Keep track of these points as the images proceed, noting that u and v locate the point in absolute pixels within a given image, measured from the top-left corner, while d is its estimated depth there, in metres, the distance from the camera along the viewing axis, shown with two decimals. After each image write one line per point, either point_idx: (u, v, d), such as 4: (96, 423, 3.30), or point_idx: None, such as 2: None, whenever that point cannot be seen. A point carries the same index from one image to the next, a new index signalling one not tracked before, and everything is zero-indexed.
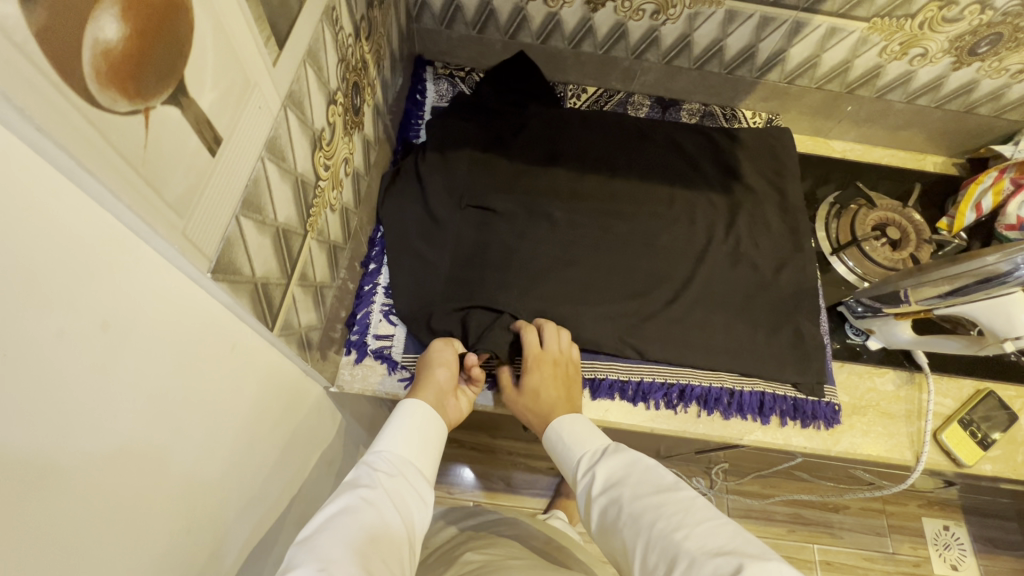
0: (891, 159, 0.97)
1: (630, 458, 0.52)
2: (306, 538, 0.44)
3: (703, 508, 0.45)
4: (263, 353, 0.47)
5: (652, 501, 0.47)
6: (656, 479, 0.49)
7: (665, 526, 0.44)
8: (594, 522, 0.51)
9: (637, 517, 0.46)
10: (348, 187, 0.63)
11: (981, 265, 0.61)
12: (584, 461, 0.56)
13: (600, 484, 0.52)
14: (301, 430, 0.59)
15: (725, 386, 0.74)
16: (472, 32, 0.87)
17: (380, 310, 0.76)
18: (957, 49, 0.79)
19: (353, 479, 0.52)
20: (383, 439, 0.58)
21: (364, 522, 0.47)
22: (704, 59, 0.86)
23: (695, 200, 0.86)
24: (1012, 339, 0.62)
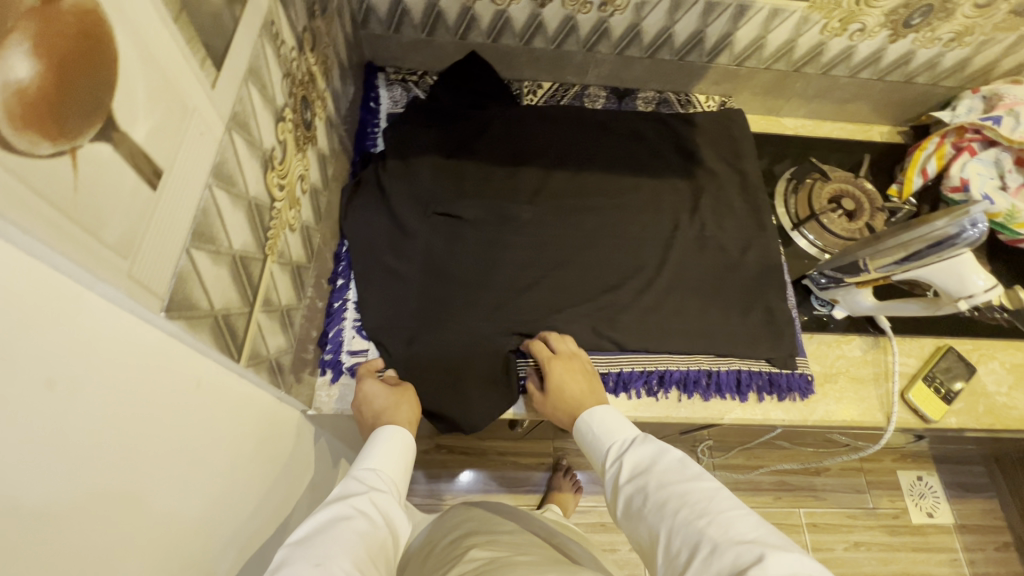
0: (839, 132, 1.01)
1: (656, 446, 0.53)
2: (297, 542, 0.44)
3: (725, 499, 0.46)
4: (231, 385, 0.45)
5: (677, 488, 0.47)
6: (682, 469, 0.49)
7: (688, 513, 0.45)
8: (619, 509, 0.52)
9: (662, 505, 0.47)
10: (307, 205, 0.61)
11: (930, 229, 0.63)
12: (611, 450, 0.56)
13: (626, 472, 0.52)
14: (282, 457, 0.57)
15: (702, 368, 0.75)
16: (421, 35, 0.85)
17: (352, 327, 0.72)
18: (893, 22, 0.81)
19: (341, 491, 0.52)
20: (364, 455, 0.57)
21: (356, 528, 0.47)
22: (655, 47, 0.86)
23: (658, 187, 0.87)
24: (966, 298, 0.65)
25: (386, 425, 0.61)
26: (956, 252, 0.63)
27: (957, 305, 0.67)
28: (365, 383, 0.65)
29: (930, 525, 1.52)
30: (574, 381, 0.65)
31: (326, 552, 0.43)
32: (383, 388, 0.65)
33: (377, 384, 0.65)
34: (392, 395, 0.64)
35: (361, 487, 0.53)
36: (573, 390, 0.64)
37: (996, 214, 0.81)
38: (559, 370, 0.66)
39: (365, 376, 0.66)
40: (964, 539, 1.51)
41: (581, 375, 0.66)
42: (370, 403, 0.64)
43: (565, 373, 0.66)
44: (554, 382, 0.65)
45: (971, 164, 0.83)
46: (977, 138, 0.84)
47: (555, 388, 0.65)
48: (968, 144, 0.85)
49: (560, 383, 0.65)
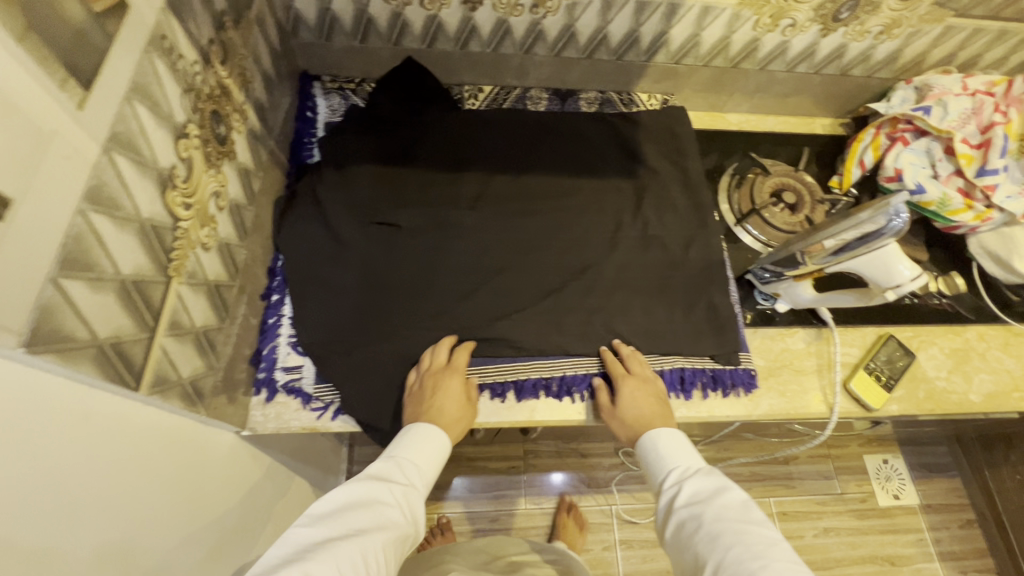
0: (782, 126, 1.02)
1: (716, 483, 0.60)
2: (335, 503, 0.56)
3: (773, 550, 0.53)
4: (131, 414, 0.44)
5: (735, 526, 0.55)
6: (741, 510, 0.57)
7: (739, 552, 0.52)
8: (668, 529, 0.60)
9: (715, 537, 0.55)
10: (226, 222, 0.59)
11: (856, 222, 0.64)
12: (669, 474, 0.64)
13: (685, 497, 0.60)
14: (202, 484, 0.56)
15: (646, 367, 0.76)
16: (354, 42, 0.83)
17: (287, 343, 0.71)
18: (822, 17, 0.82)
19: (384, 474, 0.62)
20: (407, 444, 0.65)
21: (387, 514, 0.58)
22: (592, 48, 0.86)
23: (601, 188, 0.87)
24: (893, 288, 0.66)
25: (432, 425, 0.67)
26: (879, 242, 0.64)
27: (886, 295, 0.68)
28: (455, 379, 0.68)
29: (897, 506, 1.55)
30: (644, 401, 0.71)
31: (350, 524, 0.54)
32: (461, 394, 0.69)
33: (461, 386, 0.69)
34: (458, 404, 0.69)
35: (398, 477, 0.62)
36: (642, 408, 0.71)
37: (930, 203, 0.83)
38: (635, 391, 0.71)
39: (457, 371, 0.69)
40: (929, 519, 1.54)
41: (652, 398, 0.72)
42: (446, 401, 0.67)
43: (640, 393, 0.71)
44: (627, 395, 0.71)
45: (905, 155, 0.84)
46: (909, 129, 0.85)
47: (631, 403, 0.71)
48: (902, 134, 0.86)
49: (633, 399, 0.71)
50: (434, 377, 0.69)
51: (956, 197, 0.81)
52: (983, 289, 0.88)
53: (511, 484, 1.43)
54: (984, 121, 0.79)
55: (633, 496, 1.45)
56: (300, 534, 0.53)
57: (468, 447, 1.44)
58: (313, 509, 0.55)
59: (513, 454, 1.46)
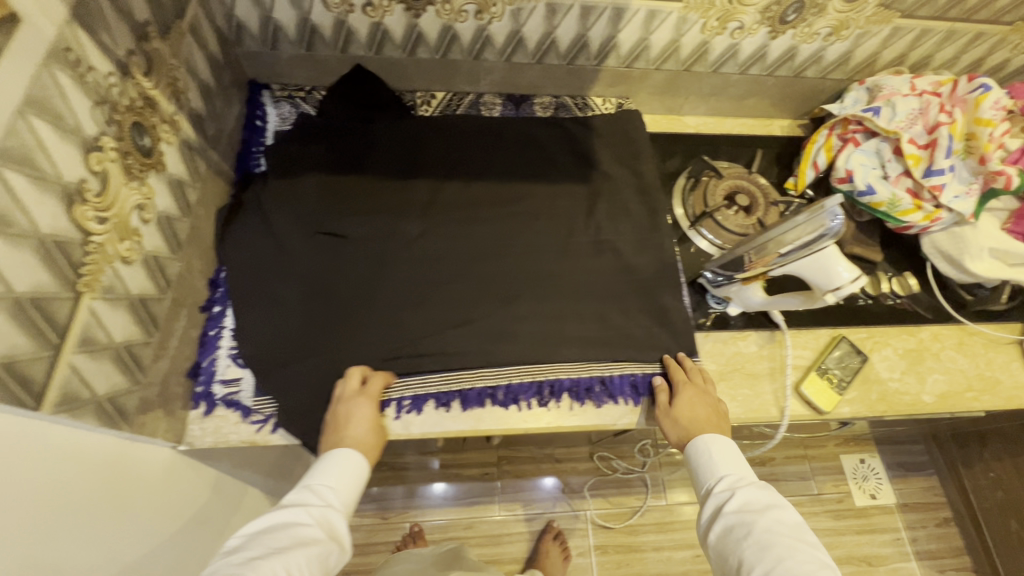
0: (740, 128, 1.02)
1: (767, 497, 0.61)
2: (245, 537, 0.54)
3: (823, 570, 0.54)
4: (34, 435, 0.43)
5: (788, 540, 0.55)
6: (793, 528, 0.57)
7: (793, 565, 0.53)
8: (713, 531, 0.60)
9: (765, 545, 0.55)
10: (153, 235, 0.58)
11: (794, 225, 0.64)
12: (719, 480, 0.64)
13: (735, 503, 0.60)
14: (129, 501, 0.55)
15: (595, 375, 0.75)
16: (300, 51, 0.82)
17: (227, 355, 0.70)
18: (769, 19, 0.82)
19: (294, 500, 0.60)
20: (320, 468, 0.63)
21: (297, 535, 0.55)
22: (541, 53, 0.86)
23: (553, 193, 0.87)
24: (833, 291, 0.66)
25: (349, 449, 0.65)
26: (822, 245, 0.63)
27: (824, 299, 0.68)
28: (365, 405, 0.66)
29: (873, 506, 1.55)
30: (701, 409, 0.70)
31: (263, 549, 0.52)
32: (375, 418, 0.67)
33: (373, 411, 0.66)
34: (374, 429, 0.67)
35: (314, 499, 0.60)
36: (699, 415, 0.70)
37: (880, 204, 0.82)
38: (693, 397, 0.71)
39: (368, 397, 0.67)
40: (906, 518, 1.54)
41: (710, 409, 0.71)
42: (359, 428, 0.65)
43: (698, 402, 0.71)
44: (686, 398, 0.71)
45: (855, 156, 0.84)
46: (860, 130, 0.86)
47: (688, 407, 0.70)
48: (852, 136, 0.86)
49: (690, 405, 0.70)
50: (343, 405, 0.66)
51: (905, 198, 0.81)
52: (936, 289, 0.88)
53: (484, 491, 1.42)
54: (930, 121, 0.79)
55: (608, 501, 1.45)
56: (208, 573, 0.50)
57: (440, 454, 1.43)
58: (221, 550, 0.53)
59: (487, 461, 1.46)
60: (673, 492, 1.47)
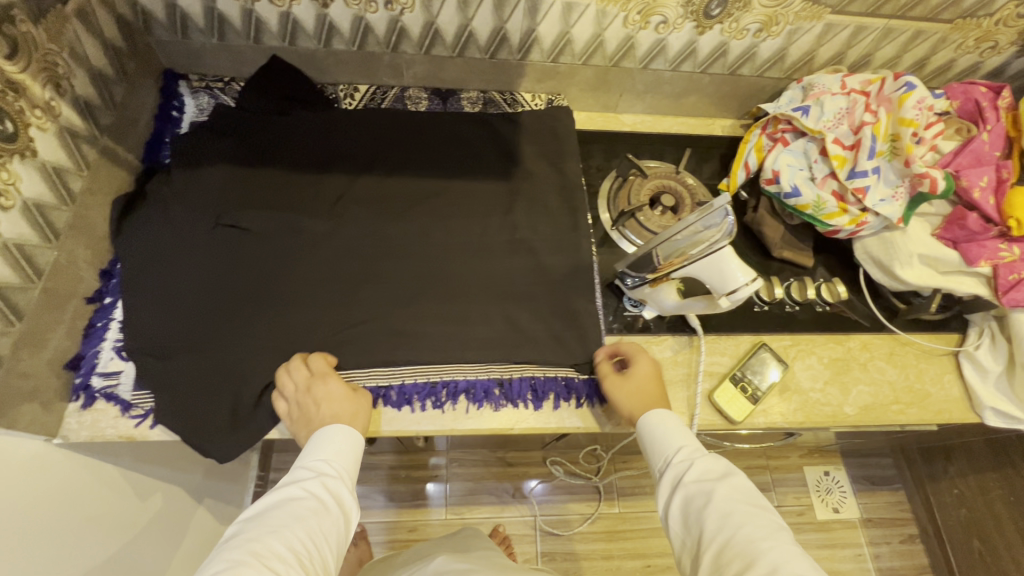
0: (679, 127, 0.99)
1: (722, 463, 0.59)
2: (245, 525, 0.54)
3: (778, 533, 0.53)
4: None
5: (745, 509, 0.55)
6: (748, 494, 0.57)
7: (750, 532, 0.52)
8: (673, 503, 0.58)
9: (724, 513, 0.54)
10: (16, 221, 0.58)
11: (686, 225, 0.61)
12: (676, 451, 0.61)
13: (692, 474, 0.58)
14: None
15: (493, 377, 0.73)
16: (212, 40, 0.81)
17: (112, 347, 0.68)
18: (693, 13, 0.79)
19: (294, 478, 0.59)
20: (313, 445, 0.62)
21: (301, 514, 0.55)
22: (461, 45, 0.84)
23: (472, 189, 0.84)
24: (728, 294, 0.64)
25: (334, 426, 0.64)
26: (717, 246, 0.62)
27: (722, 303, 0.66)
28: (331, 382, 0.66)
29: (836, 520, 1.50)
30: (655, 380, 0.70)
31: (262, 532, 0.52)
32: (347, 392, 0.67)
33: (342, 385, 0.67)
34: (345, 399, 0.66)
35: (307, 473, 0.60)
36: (654, 386, 0.69)
37: (806, 206, 0.79)
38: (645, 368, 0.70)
39: (326, 372, 0.66)
40: (870, 533, 1.49)
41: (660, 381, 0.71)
42: (335, 404, 0.65)
43: (649, 372, 0.70)
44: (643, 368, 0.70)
45: (783, 156, 0.80)
46: (789, 129, 0.83)
47: (643, 378, 0.69)
48: (782, 135, 0.83)
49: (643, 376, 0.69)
50: (308, 394, 0.65)
51: (831, 200, 0.78)
52: (869, 295, 0.85)
53: (433, 494, 1.40)
54: (856, 121, 0.77)
55: (560, 507, 1.41)
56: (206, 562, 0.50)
57: (389, 455, 1.41)
58: (219, 539, 0.53)
59: (437, 463, 1.43)
60: (626, 499, 1.43)
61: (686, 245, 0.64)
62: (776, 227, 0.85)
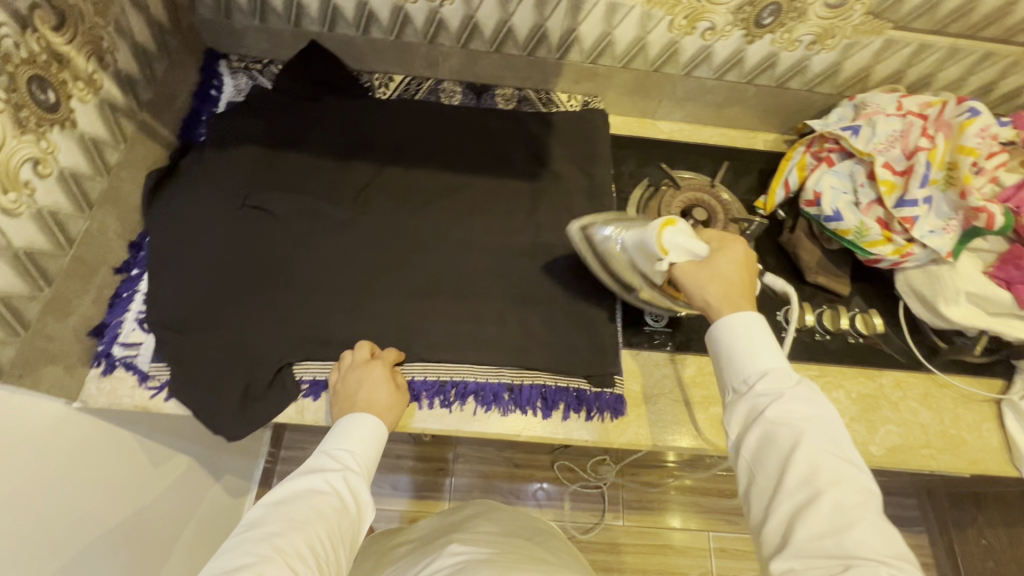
0: (718, 138, 0.95)
1: (816, 406, 0.53)
2: (267, 512, 0.54)
3: (864, 497, 0.48)
4: None
5: (835, 463, 0.49)
6: (838, 445, 0.51)
7: (841, 494, 0.47)
8: (750, 436, 0.53)
9: (811, 466, 0.49)
10: (52, 189, 0.59)
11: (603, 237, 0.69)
12: (762, 375, 0.55)
13: (775, 411, 0.52)
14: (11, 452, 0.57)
15: (504, 381, 0.71)
16: (254, 22, 0.82)
17: (135, 318, 0.70)
18: (743, 21, 0.76)
19: (317, 466, 0.60)
20: (337, 433, 0.63)
21: (321, 505, 0.56)
22: (499, 41, 0.83)
23: (499, 188, 0.83)
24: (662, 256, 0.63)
25: (367, 415, 0.64)
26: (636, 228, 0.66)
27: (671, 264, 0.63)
28: (376, 368, 0.66)
29: None
30: (738, 269, 0.61)
31: (285, 525, 0.52)
32: (388, 380, 0.66)
33: (388, 376, 0.67)
34: (389, 392, 0.66)
35: (332, 465, 0.60)
36: (735, 276, 0.61)
37: (847, 231, 0.75)
38: (729, 250, 0.63)
39: (381, 361, 0.67)
40: None
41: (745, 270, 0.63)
42: (374, 390, 0.65)
43: (733, 255, 0.62)
44: (736, 268, 0.61)
45: (826, 177, 0.76)
46: (836, 149, 0.78)
47: (723, 262, 0.61)
48: (827, 154, 0.79)
49: (726, 261, 0.62)
50: (354, 372, 0.66)
51: (875, 228, 0.73)
52: (907, 331, 0.80)
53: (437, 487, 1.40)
54: (910, 145, 0.72)
55: (563, 513, 1.40)
56: (226, 548, 0.51)
57: (397, 445, 1.42)
58: (242, 524, 0.53)
59: (444, 457, 1.43)
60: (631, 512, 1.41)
61: (625, 261, 0.68)
62: (813, 250, 0.81)
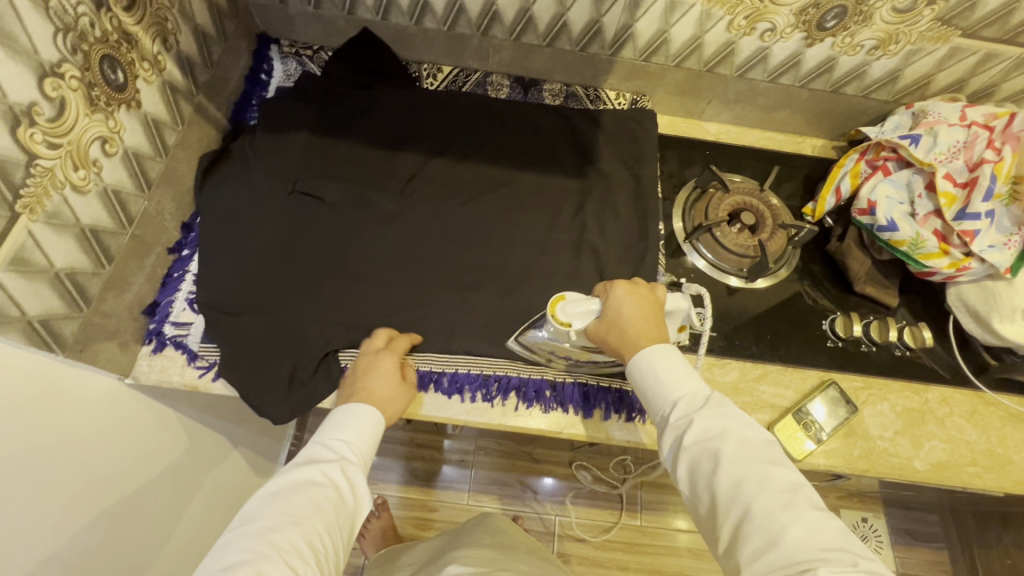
0: (766, 142, 0.94)
1: (727, 418, 0.53)
2: (260, 506, 0.53)
3: (794, 497, 0.48)
4: None
5: (757, 469, 0.50)
6: (762, 452, 0.52)
7: (770, 502, 0.47)
8: (680, 465, 0.53)
9: (737, 482, 0.49)
10: (116, 168, 0.60)
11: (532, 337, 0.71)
12: (674, 405, 0.56)
13: (693, 434, 0.53)
14: (69, 423, 0.58)
15: (546, 378, 0.72)
16: (308, 8, 0.82)
17: (185, 298, 0.71)
18: (805, 23, 0.74)
19: (310, 457, 0.59)
20: (333, 423, 0.63)
21: (318, 495, 0.55)
22: (552, 35, 0.82)
23: (544, 184, 0.83)
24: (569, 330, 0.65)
25: (367, 405, 0.64)
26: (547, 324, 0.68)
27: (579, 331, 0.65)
28: (387, 359, 0.66)
29: None
30: (634, 309, 0.62)
31: (281, 519, 0.52)
32: (396, 378, 0.66)
33: (396, 368, 0.66)
34: (393, 385, 0.66)
35: (329, 456, 0.60)
36: (629, 321, 0.61)
37: (901, 242, 0.73)
38: (622, 294, 0.63)
39: (392, 352, 0.67)
40: None
41: (644, 309, 0.63)
42: (376, 382, 0.65)
43: (625, 299, 0.63)
44: (631, 310, 0.62)
45: (881, 187, 0.75)
46: (893, 158, 0.77)
47: (618, 308, 0.62)
48: (883, 163, 0.77)
49: (617, 308, 0.63)
50: (364, 360, 0.67)
51: (931, 240, 0.72)
52: (956, 346, 0.79)
53: (457, 477, 1.41)
54: (974, 157, 0.70)
55: (581, 511, 1.39)
56: (220, 546, 0.50)
57: (419, 434, 1.43)
58: (235, 519, 0.52)
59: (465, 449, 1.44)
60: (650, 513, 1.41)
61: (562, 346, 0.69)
62: (863, 260, 0.80)
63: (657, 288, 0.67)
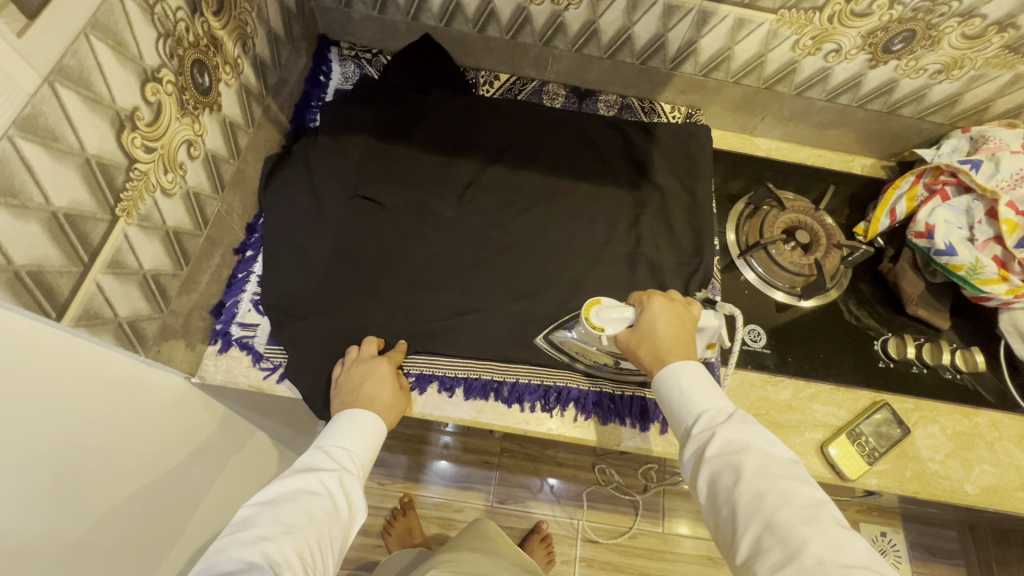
0: (817, 159, 0.94)
1: (751, 433, 0.53)
2: (254, 513, 0.53)
3: (818, 512, 0.47)
4: (65, 345, 0.46)
5: (779, 483, 0.49)
6: (788, 467, 0.51)
7: (791, 516, 0.46)
8: (703, 479, 0.53)
9: (761, 496, 0.48)
10: (198, 171, 0.61)
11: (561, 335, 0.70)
12: (697, 417, 0.56)
13: (714, 447, 0.53)
14: (148, 422, 0.59)
15: (604, 391, 0.72)
16: (372, 12, 0.83)
17: (249, 300, 0.72)
18: (871, 46, 0.75)
19: (309, 465, 0.59)
20: (332, 431, 0.63)
21: (314, 505, 0.55)
22: (615, 48, 0.83)
23: (600, 195, 0.83)
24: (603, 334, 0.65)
25: (366, 411, 0.64)
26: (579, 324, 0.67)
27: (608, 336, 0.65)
28: (383, 364, 0.66)
29: None
30: (668, 325, 0.62)
31: (275, 529, 0.51)
32: (392, 379, 0.66)
33: (392, 371, 0.67)
34: (392, 390, 0.66)
35: (328, 464, 0.60)
36: (661, 336, 0.61)
37: (959, 266, 0.74)
38: (658, 308, 0.63)
39: (387, 357, 0.67)
40: None
41: (678, 326, 0.63)
42: (377, 387, 0.64)
43: (660, 313, 0.63)
44: (665, 326, 0.62)
45: (940, 211, 0.76)
46: (952, 182, 0.78)
47: (652, 322, 0.63)
48: (942, 188, 0.78)
49: (651, 321, 0.63)
50: (361, 364, 0.66)
51: (990, 266, 0.73)
52: (1005, 372, 0.79)
53: (479, 479, 1.41)
54: None
55: (603, 516, 1.39)
56: (214, 551, 0.48)
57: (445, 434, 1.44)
58: (229, 523, 0.51)
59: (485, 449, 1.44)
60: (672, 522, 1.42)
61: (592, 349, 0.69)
62: (915, 281, 0.81)
63: (691, 305, 0.67)
